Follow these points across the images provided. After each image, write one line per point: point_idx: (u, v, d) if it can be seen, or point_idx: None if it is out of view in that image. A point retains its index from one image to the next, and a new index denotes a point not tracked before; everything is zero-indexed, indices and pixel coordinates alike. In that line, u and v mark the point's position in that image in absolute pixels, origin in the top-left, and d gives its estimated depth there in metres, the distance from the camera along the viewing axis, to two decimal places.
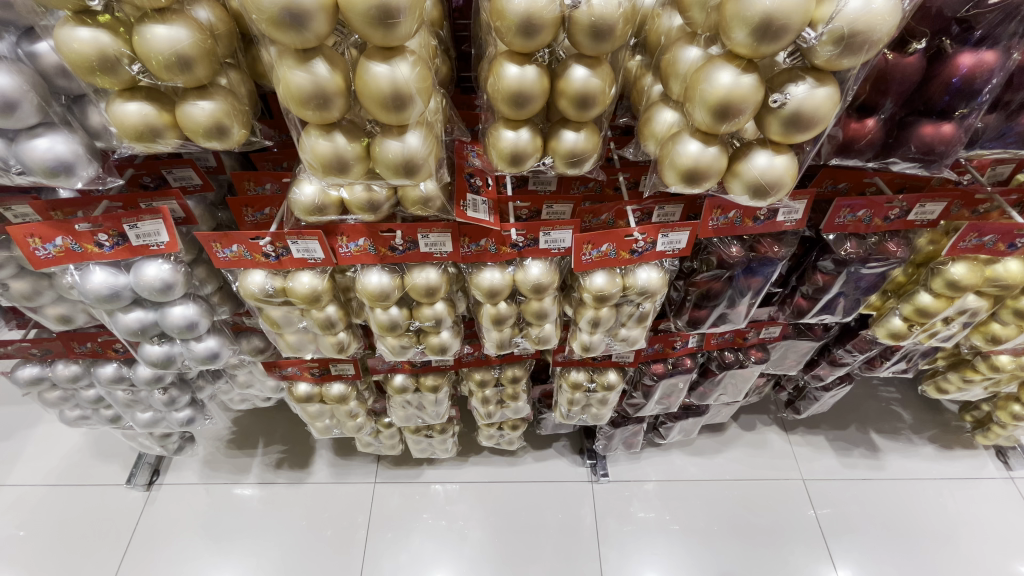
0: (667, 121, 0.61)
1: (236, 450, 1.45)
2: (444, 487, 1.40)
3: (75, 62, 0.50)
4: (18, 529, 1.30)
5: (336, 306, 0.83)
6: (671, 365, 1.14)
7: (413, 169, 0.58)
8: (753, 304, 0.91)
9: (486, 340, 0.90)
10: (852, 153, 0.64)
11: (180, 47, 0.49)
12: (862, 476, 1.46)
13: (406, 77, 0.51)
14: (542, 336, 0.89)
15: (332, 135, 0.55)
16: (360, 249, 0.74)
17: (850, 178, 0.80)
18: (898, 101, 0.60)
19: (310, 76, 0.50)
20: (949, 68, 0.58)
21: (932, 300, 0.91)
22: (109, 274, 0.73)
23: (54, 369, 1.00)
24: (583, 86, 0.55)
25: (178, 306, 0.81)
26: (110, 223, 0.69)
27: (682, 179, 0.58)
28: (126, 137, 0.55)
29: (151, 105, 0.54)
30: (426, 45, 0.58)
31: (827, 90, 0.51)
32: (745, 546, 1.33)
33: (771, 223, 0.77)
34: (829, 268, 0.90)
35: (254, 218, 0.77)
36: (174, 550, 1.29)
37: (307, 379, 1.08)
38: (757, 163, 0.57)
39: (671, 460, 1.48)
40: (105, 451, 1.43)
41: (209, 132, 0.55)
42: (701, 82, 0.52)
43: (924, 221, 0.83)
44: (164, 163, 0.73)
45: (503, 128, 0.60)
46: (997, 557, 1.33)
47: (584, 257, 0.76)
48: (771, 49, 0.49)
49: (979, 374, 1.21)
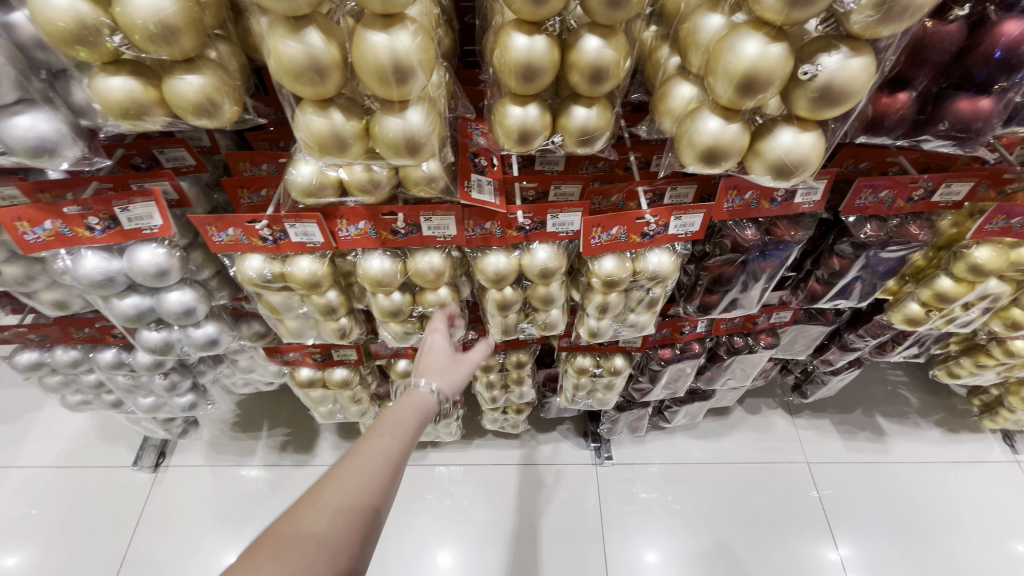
0: (685, 97, 0.57)
1: (240, 433, 1.44)
2: (449, 469, 1.40)
3: (52, 34, 0.47)
4: (30, 508, 1.31)
5: (337, 292, 0.81)
6: (679, 350, 1.12)
7: (416, 148, 0.55)
8: (766, 288, 0.87)
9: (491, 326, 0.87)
10: (881, 131, 0.60)
11: (163, 16, 0.46)
12: (867, 459, 1.45)
13: (407, 48, 0.48)
14: (549, 321, 0.87)
15: (328, 111, 0.52)
16: (360, 232, 0.71)
17: (872, 157, 0.77)
18: (932, 75, 0.57)
19: (303, 46, 0.47)
20: (991, 38, 0.54)
21: (953, 285, 0.88)
22: (102, 259, 0.71)
23: (53, 355, 0.98)
24: (596, 58, 0.52)
25: (175, 292, 0.78)
26: (101, 206, 0.66)
27: (701, 159, 0.55)
28: (111, 115, 0.52)
29: (136, 79, 0.50)
30: (428, 13, 0.54)
31: (863, 59, 0.47)
32: (747, 528, 1.33)
33: (788, 205, 0.74)
34: (847, 252, 0.86)
35: (250, 200, 0.74)
36: (181, 530, 1.29)
37: (309, 365, 1.06)
38: (782, 141, 0.53)
39: (676, 443, 1.46)
40: (110, 433, 1.43)
41: (199, 109, 0.52)
42: (724, 53, 0.48)
43: (948, 203, 0.79)
44: (156, 142, 0.70)
45: (510, 103, 0.56)
46: (994, 538, 1.33)
47: (594, 240, 0.73)
48: (803, 15, 0.45)
49: (993, 359, 1.19)
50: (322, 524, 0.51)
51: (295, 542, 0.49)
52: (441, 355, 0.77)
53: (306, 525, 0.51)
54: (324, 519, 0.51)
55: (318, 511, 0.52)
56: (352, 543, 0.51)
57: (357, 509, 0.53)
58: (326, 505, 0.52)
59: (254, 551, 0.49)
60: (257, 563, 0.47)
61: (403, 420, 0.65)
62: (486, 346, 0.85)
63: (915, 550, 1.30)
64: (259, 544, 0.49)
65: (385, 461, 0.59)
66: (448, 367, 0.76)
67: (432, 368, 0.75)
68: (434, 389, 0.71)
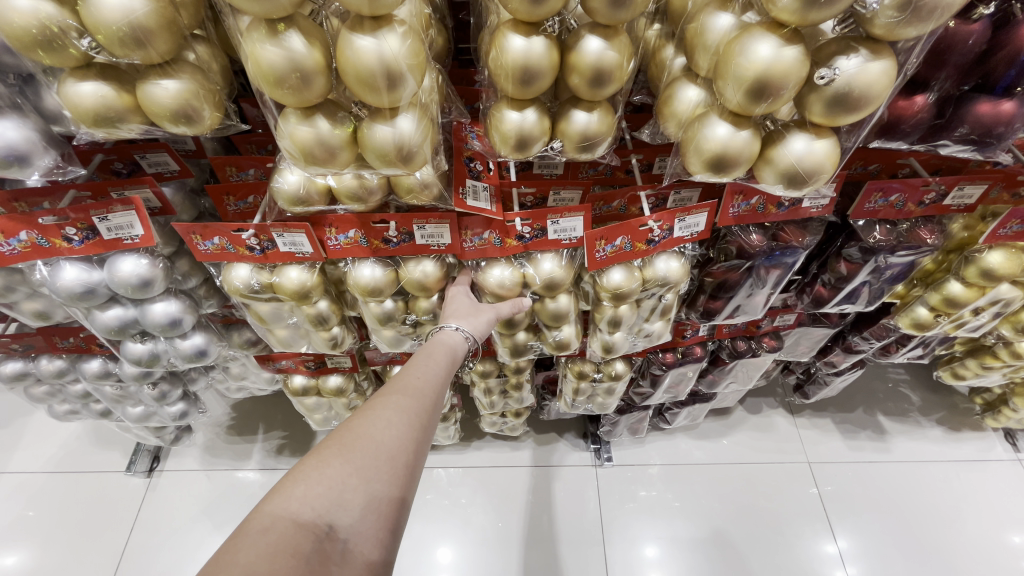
0: (691, 100, 0.55)
1: (235, 437, 1.41)
2: (447, 472, 1.37)
3: (15, 37, 0.44)
4: (26, 510, 1.29)
5: (328, 300, 0.78)
6: (681, 354, 1.09)
7: (408, 156, 0.52)
8: (772, 293, 0.85)
9: (500, 347, 0.87)
10: (897, 135, 0.57)
11: (135, 18, 0.43)
12: (868, 458, 1.43)
13: (396, 52, 0.45)
14: (561, 340, 0.84)
15: (312, 119, 0.49)
16: (350, 241, 0.68)
17: (881, 160, 0.75)
18: (953, 75, 0.54)
19: (285, 51, 0.44)
20: (1017, 36, 0.51)
21: (963, 289, 0.85)
22: (82, 270, 0.68)
23: (39, 364, 0.95)
24: (597, 60, 0.49)
25: (159, 303, 0.76)
26: (79, 215, 0.63)
27: (709, 166, 0.52)
28: (83, 122, 0.49)
29: (108, 85, 0.47)
30: (418, 13, 0.51)
31: (883, 63, 0.44)
32: (749, 528, 1.31)
33: (795, 210, 0.71)
34: (854, 257, 0.83)
35: (237, 207, 0.72)
36: (175, 536, 1.26)
37: (303, 372, 1.04)
38: (794, 149, 0.50)
39: (676, 444, 1.44)
40: (102, 439, 1.40)
41: (177, 116, 0.49)
42: (735, 55, 0.45)
43: (960, 207, 0.77)
44: (137, 147, 0.66)
45: (506, 108, 0.53)
46: (997, 535, 1.31)
47: (598, 254, 0.70)
48: (820, 16, 0.42)
49: (999, 361, 1.16)
50: (380, 430, 0.52)
51: (356, 444, 0.50)
52: (462, 304, 0.74)
53: (365, 431, 0.51)
54: (381, 426, 0.52)
55: (375, 419, 0.53)
56: (409, 449, 0.52)
57: (410, 420, 0.54)
58: (381, 415, 0.53)
59: (318, 450, 0.50)
60: (324, 459, 0.49)
61: (438, 356, 0.66)
62: (514, 305, 0.74)
63: (917, 548, 1.29)
64: (323, 445, 0.50)
65: (428, 387, 0.60)
66: (471, 312, 0.72)
67: (456, 314, 0.72)
68: (464, 332, 0.69)
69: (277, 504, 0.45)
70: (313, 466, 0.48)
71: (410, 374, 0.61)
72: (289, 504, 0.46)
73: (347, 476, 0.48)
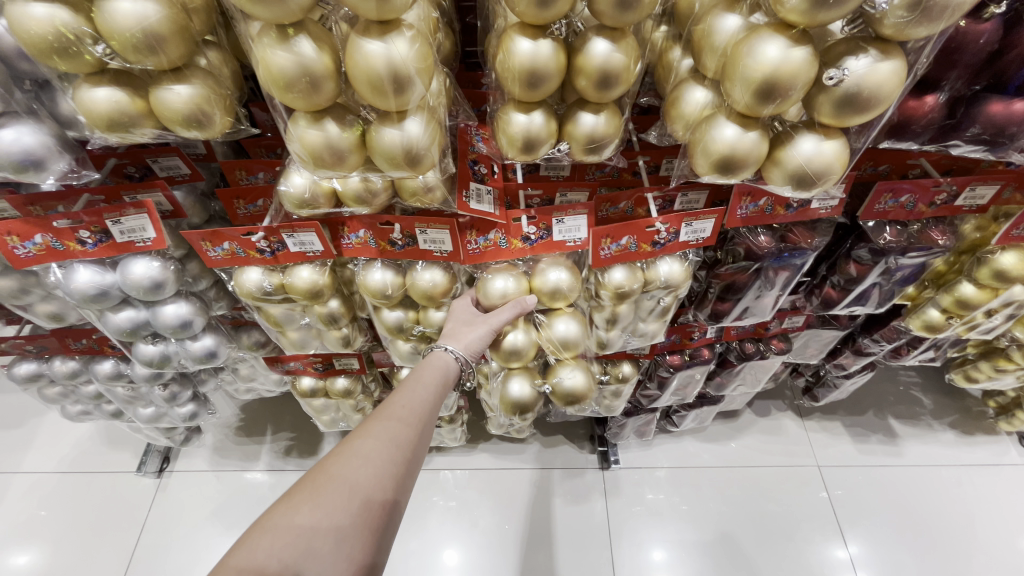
0: (698, 102, 0.54)
1: (244, 437, 1.42)
2: (454, 474, 1.38)
3: (31, 44, 0.44)
4: (39, 510, 1.31)
5: (339, 301, 0.78)
6: (688, 357, 1.09)
7: (415, 159, 0.52)
8: (781, 295, 0.84)
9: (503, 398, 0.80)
10: (907, 135, 0.57)
11: (148, 24, 0.44)
12: (879, 462, 1.41)
13: (404, 56, 0.45)
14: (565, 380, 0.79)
15: (322, 122, 0.49)
16: (361, 241, 0.69)
17: (891, 160, 0.75)
18: (964, 75, 0.54)
19: (294, 56, 0.44)
20: None
21: (975, 291, 0.84)
22: (95, 272, 0.69)
23: (52, 365, 0.97)
24: (604, 62, 0.49)
25: (170, 305, 0.76)
26: (92, 219, 0.63)
27: (716, 168, 0.52)
28: (97, 127, 0.50)
29: (122, 90, 0.48)
30: (426, 17, 0.52)
31: (892, 63, 0.44)
32: (758, 531, 1.30)
33: (804, 211, 0.71)
34: (865, 258, 0.82)
35: (246, 209, 0.73)
36: (186, 535, 1.28)
37: (311, 374, 1.04)
38: (803, 150, 0.50)
39: (684, 447, 1.43)
40: (113, 439, 1.41)
41: (188, 120, 0.50)
42: (743, 57, 0.45)
43: (972, 207, 0.76)
44: (149, 152, 0.67)
45: (514, 111, 0.54)
46: (1011, 541, 1.29)
47: (603, 252, 0.70)
48: (828, 17, 0.42)
49: (1012, 364, 1.15)
50: (354, 472, 0.52)
51: (328, 487, 0.50)
52: (461, 317, 0.73)
53: (338, 472, 0.52)
54: (355, 467, 0.52)
55: (350, 458, 0.53)
56: (383, 491, 0.52)
57: (386, 459, 0.54)
58: (357, 453, 0.53)
59: (290, 495, 0.50)
60: (294, 505, 0.49)
61: (426, 382, 0.66)
62: (515, 306, 0.71)
63: (928, 553, 1.27)
64: (295, 489, 0.51)
65: (410, 419, 0.60)
66: (466, 328, 0.71)
67: (450, 333, 0.71)
68: (454, 352, 0.70)
69: (242, 555, 0.45)
70: (281, 513, 0.48)
71: (394, 404, 0.61)
72: (255, 555, 0.45)
73: (316, 522, 0.48)
